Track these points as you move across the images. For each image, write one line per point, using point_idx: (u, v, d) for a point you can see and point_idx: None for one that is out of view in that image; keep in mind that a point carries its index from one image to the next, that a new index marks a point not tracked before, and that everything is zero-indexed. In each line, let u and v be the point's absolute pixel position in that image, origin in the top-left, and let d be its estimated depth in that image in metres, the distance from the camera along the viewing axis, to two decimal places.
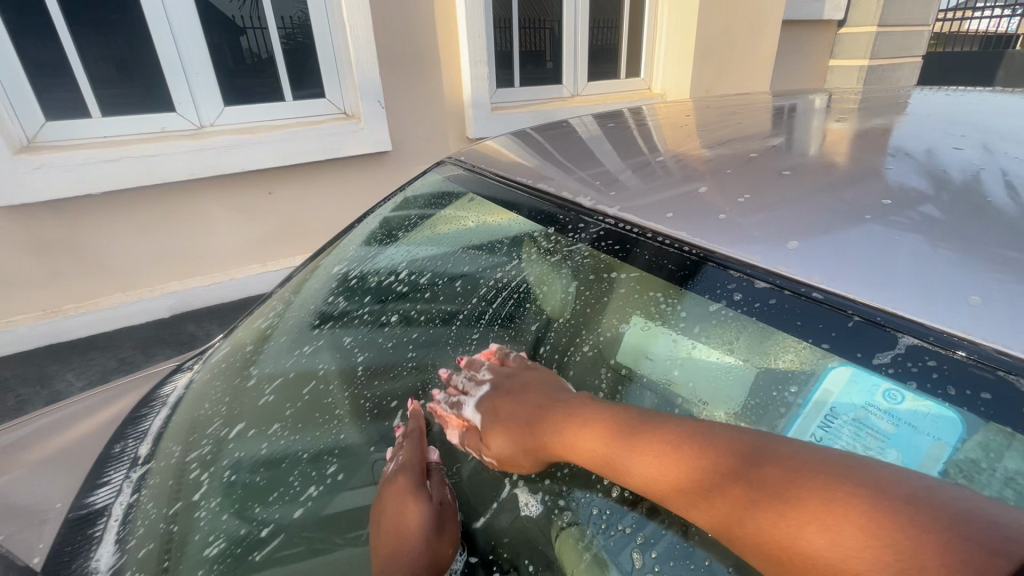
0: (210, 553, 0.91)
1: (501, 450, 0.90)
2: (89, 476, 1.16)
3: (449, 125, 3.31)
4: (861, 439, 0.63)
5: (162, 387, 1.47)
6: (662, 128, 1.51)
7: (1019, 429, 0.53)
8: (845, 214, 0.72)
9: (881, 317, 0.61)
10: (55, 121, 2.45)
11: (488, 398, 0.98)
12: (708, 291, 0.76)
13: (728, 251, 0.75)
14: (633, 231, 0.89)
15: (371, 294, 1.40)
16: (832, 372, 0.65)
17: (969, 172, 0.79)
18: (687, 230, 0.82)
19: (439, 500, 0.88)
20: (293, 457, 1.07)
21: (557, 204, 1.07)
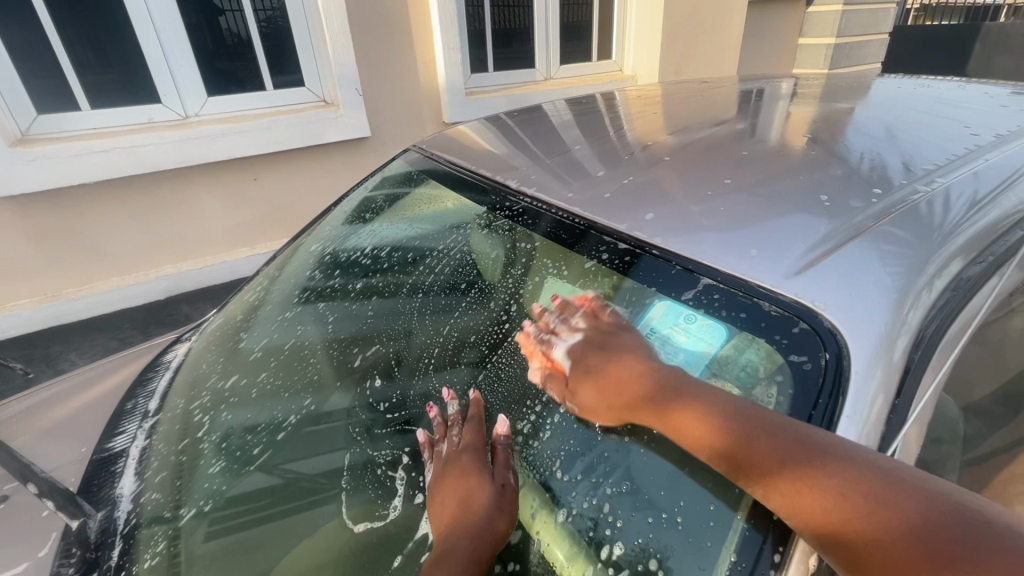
0: (212, 470, 1.14)
1: (587, 400, 0.82)
2: (108, 426, 1.36)
3: (426, 110, 3.45)
4: (663, 347, 0.83)
5: (164, 355, 1.67)
6: (601, 117, 1.70)
7: (758, 335, 0.71)
8: (696, 194, 0.94)
9: (693, 266, 0.80)
10: (47, 114, 2.58)
11: (580, 347, 0.86)
12: (584, 252, 0.96)
13: (596, 219, 0.97)
14: (540, 207, 1.11)
15: (345, 271, 1.58)
16: (655, 305, 0.84)
17: (805, 159, 1.01)
18: (580, 207, 1.03)
19: (501, 483, 0.85)
20: (273, 396, 1.30)
21: (491, 187, 1.30)
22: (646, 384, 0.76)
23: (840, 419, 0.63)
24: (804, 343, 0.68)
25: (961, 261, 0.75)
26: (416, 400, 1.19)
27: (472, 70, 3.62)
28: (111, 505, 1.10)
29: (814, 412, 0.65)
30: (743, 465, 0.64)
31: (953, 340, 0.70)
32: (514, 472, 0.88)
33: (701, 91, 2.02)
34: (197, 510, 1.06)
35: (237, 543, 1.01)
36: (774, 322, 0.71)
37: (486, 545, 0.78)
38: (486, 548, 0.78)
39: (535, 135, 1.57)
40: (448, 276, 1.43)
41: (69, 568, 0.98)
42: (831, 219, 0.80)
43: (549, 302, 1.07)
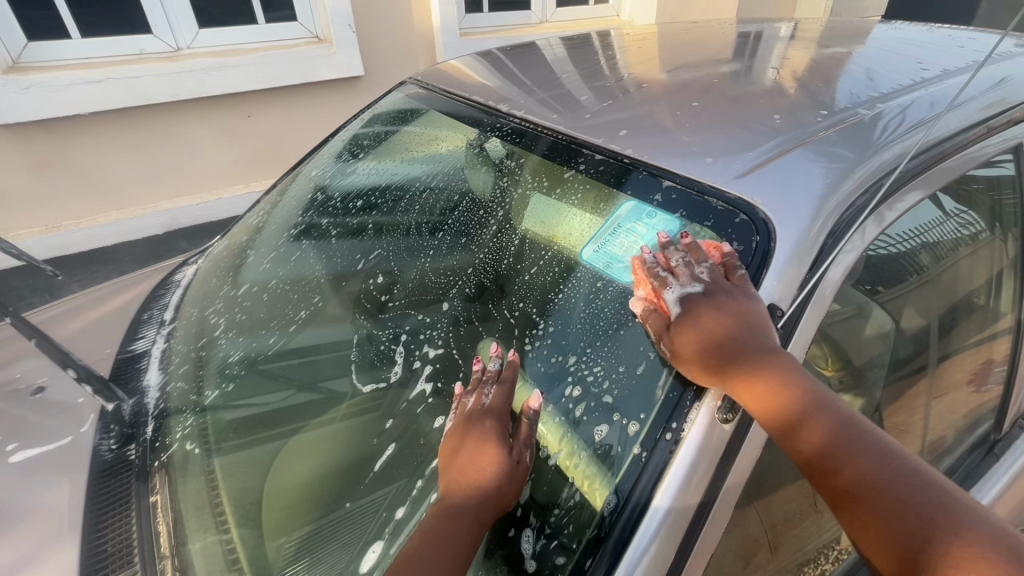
0: (231, 360, 1.27)
1: (682, 346, 0.77)
2: (129, 333, 1.49)
3: (420, 50, 3.43)
4: (626, 238, 0.96)
5: (174, 274, 1.76)
6: (593, 54, 1.77)
7: (710, 224, 0.85)
8: (670, 119, 1.06)
9: (656, 171, 0.94)
10: (38, 41, 2.56)
11: (698, 296, 0.79)
12: (564, 163, 1.09)
13: (575, 133, 1.11)
14: (527, 128, 1.23)
15: (338, 207, 1.63)
16: (624, 203, 0.97)
17: (774, 95, 1.11)
18: (564, 125, 1.16)
19: (518, 460, 0.81)
20: (278, 315, 1.37)
21: (485, 111, 1.42)
22: (748, 333, 0.75)
23: (762, 285, 0.77)
24: (741, 230, 0.81)
25: (886, 173, 0.86)
26: (409, 327, 1.20)
27: (468, 10, 3.58)
28: (139, 394, 1.23)
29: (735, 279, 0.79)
30: (754, 381, 0.72)
31: (867, 235, 0.83)
32: (532, 452, 0.83)
33: (690, 34, 2.07)
34: (220, 391, 1.19)
35: (267, 453, 1.07)
36: (720, 215, 0.84)
37: (487, 518, 0.76)
38: (489, 517, 0.76)
39: (528, 68, 1.64)
40: (436, 207, 1.46)
41: (111, 440, 1.12)
42: (779, 136, 0.93)
43: (534, 213, 1.18)
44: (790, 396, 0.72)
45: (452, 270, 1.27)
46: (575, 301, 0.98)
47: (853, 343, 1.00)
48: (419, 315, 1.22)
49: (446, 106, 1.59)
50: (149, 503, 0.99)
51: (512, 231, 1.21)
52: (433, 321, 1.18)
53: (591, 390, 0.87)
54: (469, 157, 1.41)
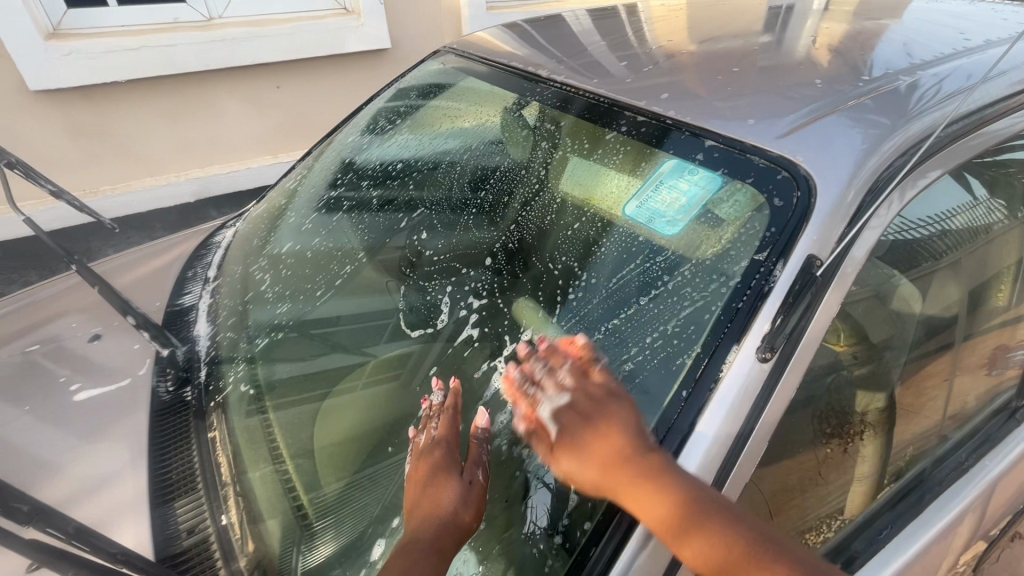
0: (280, 313, 1.33)
1: (569, 469, 0.73)
2: (175, 289, 1.56)
3: (446, 24, 3.42)
4: (668, 194, 0.99)
5: (214, 236, 1.83)
6: (626, 25, 1.77)
7: (749, 179, 0.88)
8: (710, 84, 1.08)
9: (698, 132, 0.97)
10: (76, 8, 2.61)
11: (564, 412, 0.75)
12: (607, 126, 1.13)
13: (618, 96, 1.15)
14: (568, 92, 1.27)
15: (372, 175, 1.68)
16: (666, 162, 1.00)
17: (813, 64, 1.12)
18: (605, 90, 1.19)
19: (470, 480, 0.89)
20: (323, 271, 1.43)
21: (525, 77, 1.45)
22: (627, 438, 0.72)
23: (802, 236, 0.79)
24: (783, 186, 0.84)
25: (925, 136, 0.88)
26: (446, 288, 1.26)
27: None
28: (191, 343, 1.30)
29: (772, 233, 0.82)
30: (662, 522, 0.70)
31: (905, 195, 0.85)
32: (484, 467, 0.92)
33: (722, 6, 2.05)
34: (266, 341, 1.26)
35: (312, 412, 1.11)
36: (762, 172, 0.87)
37: (451, 540, 0.83)
38: (451, 539, 0.83)
39: (562, 38, 1.66)
40: (469, 179, 1.50)
41: (168, 383, 1.20)
42: (817, 101, 0.95)
43: (573, 176, 1.22)
44: (669, 501, 0.69)
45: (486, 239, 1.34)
46: (616, 259, 1.02)
47: (883, 307, 1.03)
48: (462, 273, 1.28)
49: (484, 74, 1.62)
50: (208, 438, 1.07)
51: (546, 198, 1.26)
52: (473, 283, 1.24)
53: (632, 342, 0.91)
54: (507, 125, 1.46)
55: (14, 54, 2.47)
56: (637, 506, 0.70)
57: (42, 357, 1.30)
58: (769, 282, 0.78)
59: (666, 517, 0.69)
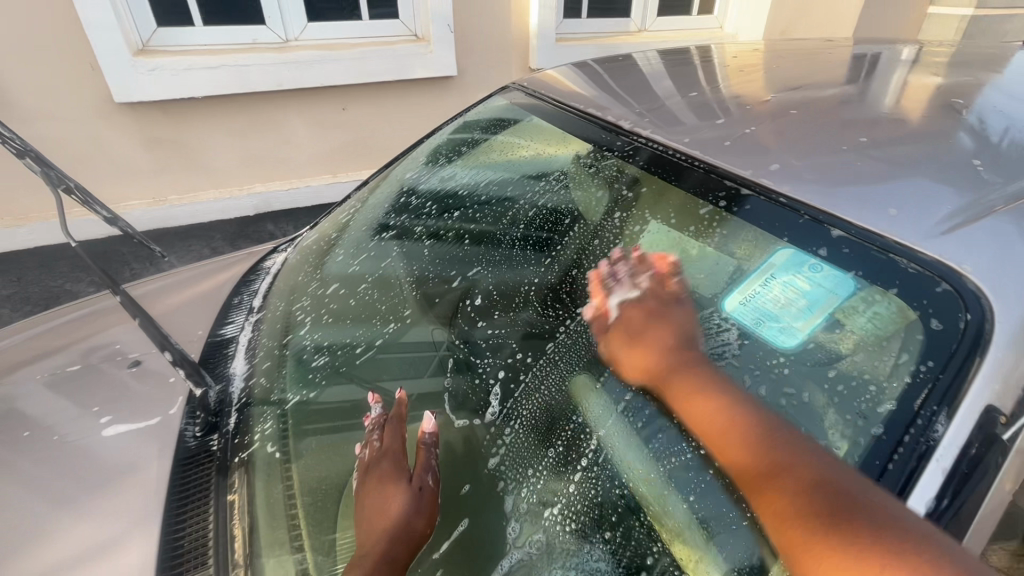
0: (314, 364, 1.23)
1: (614, 351, 0.98)
2: (219, 317, 1.52)
3: (514, 53, 3.39)
4: (782, 292, 0.86)
5: (263, 261, 1.80)
6: (712, 68, 1.63)
7: (896, 289, 0.73)
8: (828, 145, 0.94)
9: (823, 217, 0.82)
10: (166, 27, 2.73)
11: (631, 301, 1.00)
12: (708, 198, 0.96)
13: (722, 163, 0.97)
14: (655, 147, 1.11)
15: (432, 208, 1.64)
16: (780, 251, 0.87)
17: (953, 131, 0.96)
18: (700, 150, 1.03)
19: (419, 486, 0.91)
20: (365, 322, 1.33)
21: (602, 125, 1.28)
22: (674, 358, 0.90)
23: (971, 383, 0.65)
24: (943, 303, 0.70)
25: None
26: (489, 346, 1.20)
27: (565, 16, 3.50)
28: (225, 382, 1.24)
29: (899, 356, 0.71)
30: (741, 457, 0.75)
31: None
32: (433, 471, 0.95)
33: (813, 51, 1.88)
34: (301, 395, 1.16)
35: (340, 440, 1.08)
36: (910, 280, 0.72)
37: (404, 549, 0.85)
38: (403, 552, 0.85)
39: (641, 78, 1.55)
40: (524, 219, 1.48)
41: (196, 427, 1.13)
42: (964, 186, 0.81)
43: (651, 245, 1.08)
44: (714, 396, 0.82)
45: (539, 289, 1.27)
46: (682, 346, 0.93)
47: None
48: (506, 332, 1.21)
49: (555, 118, 1.47)
50: (227, 502, 0.98)
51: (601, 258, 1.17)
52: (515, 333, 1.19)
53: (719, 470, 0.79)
54: (577, 174, 1.40)
55: (105, 67, 2.59)
56: (675, 399, 0.86)
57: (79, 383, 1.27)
58: (928, 440, 0.64)
59: (746, 464, 0.74)
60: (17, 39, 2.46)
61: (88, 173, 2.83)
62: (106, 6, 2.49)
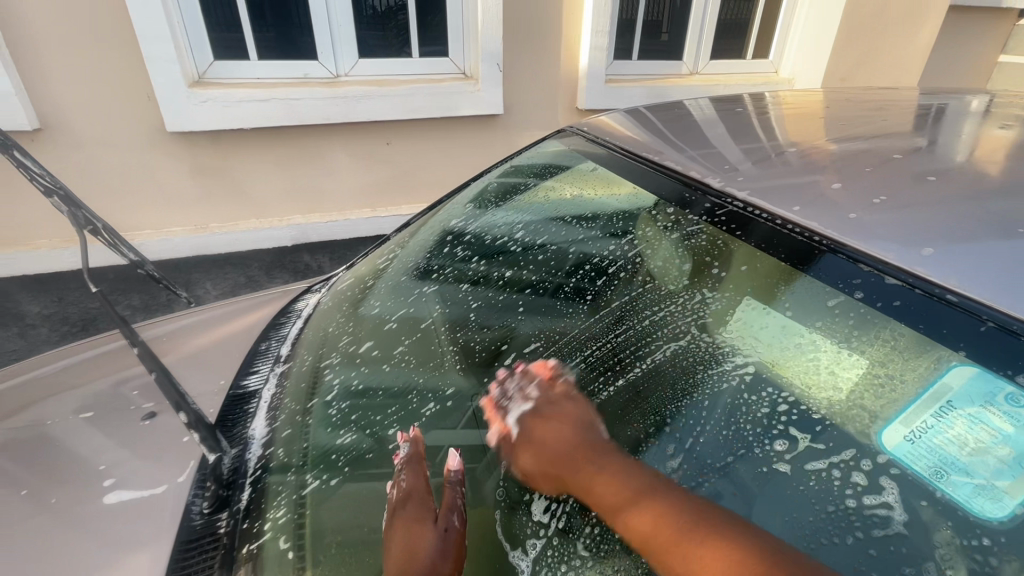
0: (340, 443, 1.05)
1: (525, 467, 0.88)
2: (244, 365, 1.42)
3: (561, 93, 3.33)
4: (969, 431, 0.66)
5: (296, 303, 1.70)
6: (793, 115, 1.48)
7: None
8: (996, 227, 0.71)
9: (1019, 326, 0.62)
10: (222, 61, 2.78)
11: (528, 414, 0.93)
12: (824, 276, 0.81)
13: (859, 245, 0.78)
14: (760, 215, 0.93)
15: (479, 251, 1.53)
16: (955, 369, 0.68)
17: None
18: (820, 222, 0.84)
19: (445, 527, 0.83)
20: (399, 402, 1.13)
21: (683, 181, 1.13)
22: (578, 446, 0.85)
23: None
24: None
25: None
26: None
27: (614, 57, 3.44)
28: (243, 445, 1.12)
29: None
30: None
31: None
32: (460, 513, 0.87)
33: (901, 99, 1.71)
34: (321, 481, 0.98)
35: (364, 490, 0.95)
36: None
37: None
38: None
39: (713, 124, 1.41)
40: (577, 268, 1.38)
41: (204, 501, 1.01)
42: None
43: (754, 329, 0.92)
44: (668, 525, 0.71)
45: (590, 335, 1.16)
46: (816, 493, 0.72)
47: None
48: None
49: (628, 172, 1.31)
50: None
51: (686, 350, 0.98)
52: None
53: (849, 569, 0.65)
54: (642, 228, 1.29)
55: (160, 97, 2.63)
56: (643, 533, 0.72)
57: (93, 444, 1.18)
58: None
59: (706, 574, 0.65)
60: (80, 69, 2.52)
61: (134, 199, 2.86)
62: (166, 39, 2.54)
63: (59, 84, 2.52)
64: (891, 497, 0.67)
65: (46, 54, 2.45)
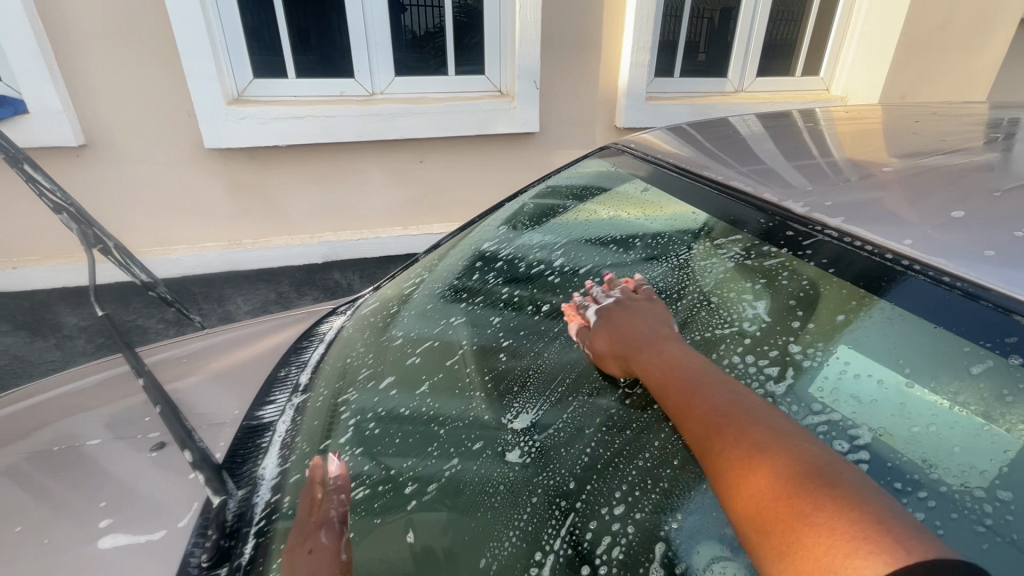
0: (351, 497, 0.93)
1: (602, 351, 1.02)
2: (261, 393, 1.33)
3: (600, 111, 3.23)
4: None
5: (319, 325, 1.62)
6: (874, 130, 1.32)
7: None
8: None
9: None
10: (262, 80, 2.80)
11: (611, 307, 1.09)
12: (954, 328, 0.69)
13: (1009, 291, 0.66)
14: (863, 248, 0.82)
15: (512, 276, 1.41)
16: None
17: None
18: (947, 258, 0.73)
19: (310, 547, 0.81)
20: (418, 447, 1.00)
21: (758, 206, 1.02)
22: (677, 345, 0.92)
23: None
24: None
25: None
26: (553, 448, 0.93)
27: (655, 75, 3.33)
28: (251, 487, 1.02)
29: None
30: (741, 442, 0.68)
31: None
32: (328, 523, 0.85)
33: (990, 113, 1.52)
34: None
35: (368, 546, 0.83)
36: None
37: None
38: None
39: (780, 140, 1.27)
40: (620, 297, 1.21)
41: (203, 553, 0.91)
42: None
43: (854, 389, 0.75)
44: (719, 398, 0.75)
45: None
46: None
47: None
48: (607, 507, 0.81)
49: (684, 194, 1.20)
50: None
51: None
52: (640, 521, 0.77)
53: None
54: (702, 249, 1.15)
55: (200, 114, 2.65)
56: (685, 403, 0.78)
57: (100, 482, 1.10)
58: None
59: (726, 429, 0.70)
60: (124, 87, 2.58)
61: (173, 215, 2.89)
62: (209, 58, 2.57)
63: (104, 102, 2.58)
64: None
65: (95, 74, 2.52)
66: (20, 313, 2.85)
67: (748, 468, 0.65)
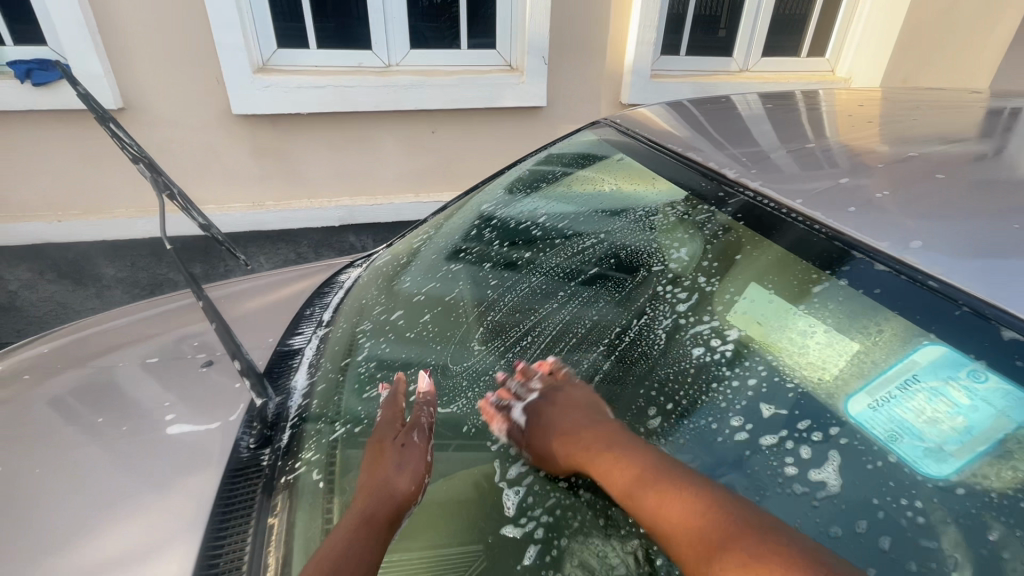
0: (367, 394, 1.18)
1: (544, 449, 0.97)
2: (290, 325, 1.57)
3: (605, 87, 3.35)
4: (930, 403, 0.77)
5: (339, 275, 1.84)
6: (835, 114, 1.48)
7: None
8: (978, 229, 0.84)
9: (989, 312, 0.75)
10: (285, 49, 2.97)
11: (535, 401, 1.05)
12: (828, 267, 0.93)
13: (855, 234, 0.92)
14: (768, 205, 1.09)
15: (505, 235, 1.61)
16: (926, 348, 0.80)
17: None
18: (821, 212, 0.99)
19: (404, 443, 0.99)
20: (419, 361, 1.24)
21: (702, 171, 1.28)
22: (622, 449, 0.90)
23: None
24: None
25: None
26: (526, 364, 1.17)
27: (661, 53, 3.43)
28: (286, 394, 1.26)
29: None
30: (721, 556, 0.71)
31: None
32: (421, 429, 1.02)
33: (949, 101, 1.67)
34: (347, 429, 1.10)
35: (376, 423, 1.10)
36: None
37: (387, 512, 0.89)
38: (385, 510, 0.89)
39: (746, 121, 1.45)
40: (595, 256, 1.42)
41: (251, 438, 1.15)
42: None
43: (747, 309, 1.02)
44: (670, 496, 0.79)
45: (596, 317, 1.23)
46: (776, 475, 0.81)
47: None
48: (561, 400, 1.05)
49: (651, 161, 1.44)
50: (268, 525, 0.97)
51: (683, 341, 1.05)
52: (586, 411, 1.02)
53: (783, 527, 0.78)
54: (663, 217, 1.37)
55: (228, 81, 2.84)
56: (645, 506, 0.80)
57: (163, 390, 1.35)
58: None
59: (703, 541, 0.73)
60: (158, 54, 2.76)
61: (201, 177, 3.11)
62: (237, 29, 2.74)
63: (138, 68, 2.77)
64: (831, 470, 0.78)
65: (131, 41, 2.70)
66: (64, 263, 3.12)
67: (735, 565, 0.69)
